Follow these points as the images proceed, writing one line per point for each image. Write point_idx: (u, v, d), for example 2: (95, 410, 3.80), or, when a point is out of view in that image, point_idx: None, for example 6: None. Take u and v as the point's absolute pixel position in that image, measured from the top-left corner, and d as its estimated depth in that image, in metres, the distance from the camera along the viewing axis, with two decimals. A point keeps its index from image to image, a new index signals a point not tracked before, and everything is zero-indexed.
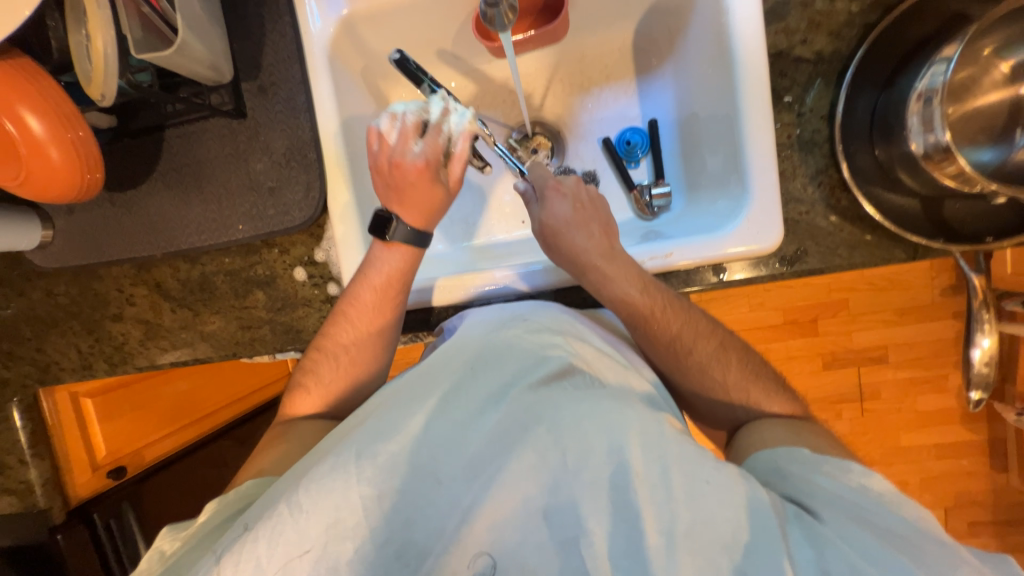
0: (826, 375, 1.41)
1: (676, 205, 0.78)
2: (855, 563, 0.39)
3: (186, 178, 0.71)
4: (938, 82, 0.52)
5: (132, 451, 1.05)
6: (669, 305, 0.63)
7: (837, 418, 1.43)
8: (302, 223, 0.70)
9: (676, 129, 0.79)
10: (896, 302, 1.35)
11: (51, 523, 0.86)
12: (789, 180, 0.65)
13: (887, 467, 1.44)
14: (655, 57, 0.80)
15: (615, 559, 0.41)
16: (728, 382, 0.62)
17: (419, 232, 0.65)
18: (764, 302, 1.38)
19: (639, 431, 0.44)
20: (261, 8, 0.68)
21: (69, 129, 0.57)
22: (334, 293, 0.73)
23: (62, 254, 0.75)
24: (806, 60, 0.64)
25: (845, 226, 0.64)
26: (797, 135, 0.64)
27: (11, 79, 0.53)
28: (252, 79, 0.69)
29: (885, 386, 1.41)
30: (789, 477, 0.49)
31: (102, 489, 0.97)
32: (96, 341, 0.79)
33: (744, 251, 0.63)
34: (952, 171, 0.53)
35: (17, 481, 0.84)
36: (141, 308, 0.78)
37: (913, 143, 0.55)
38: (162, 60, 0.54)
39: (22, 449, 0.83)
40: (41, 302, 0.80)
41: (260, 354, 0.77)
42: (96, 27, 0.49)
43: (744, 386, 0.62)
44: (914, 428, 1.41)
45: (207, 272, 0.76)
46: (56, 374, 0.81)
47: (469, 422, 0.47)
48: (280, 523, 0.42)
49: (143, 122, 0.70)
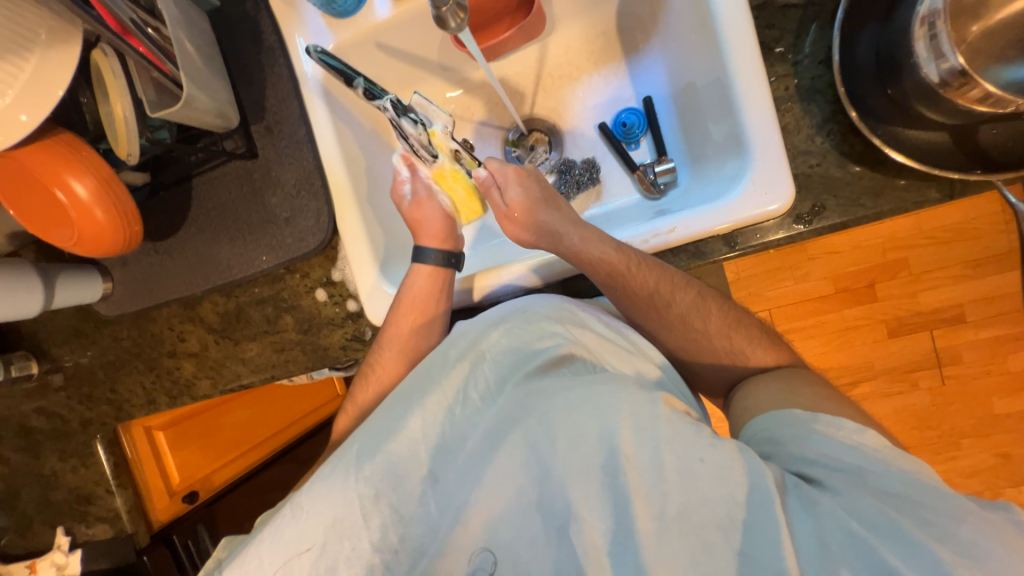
0: (892, 344, 1.29)
1: (682, 179, 0.76)
2: (853, 531, 0.40)
3: (215, 219, 0.78)
4: (940, 1, 0.47)
5: (202, 477, 1.17)
6: (644, 261, 0.61)
7: (913, 390, 1.29)
8: (316, 247, 0.75)
9: (672, 102, 0.77)
10: (963, 253, 1.22)
11: (139, 545, 0.94)
12: (793, 133, 0.61)
13: (982, 440, 1.28)
14: (640, 34, 0.78)
15: (608, 546, 0.43)
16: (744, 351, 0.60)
17: (449, 253, 0.71)
18: (809, 272, 1.28)
19: (631, 413, 0.45)
20: (260, 55, 0.74)
21: (109, 191, 0.64)
22: (354, 308, 0.77)
23: (122, 302, 0.84)
24: (794, 6, 0.61)
25: (866, 172, 0.59)
26: (796, 85, 0.61)
27: (59, 154, 0.61)
28: (259, 121, 0.75)
29: (965, 349, 1.26)
30: (784, 445, 0.49)
31: (180, 512, 1.08)
32: (157, 377, 0.88)
33: (752, 215, 0.59)
34: (977, 96, 0.48)
35: (107, 509, 0.93)
36: (190, 343, 0.85)
37: (926, 72, 0.50)
38: (173, 116, 0.60)
39: (109, 479, 0.92)
40: (110, 348, 0.89)
41: (295, 374, 0.82)
42: (116, 96, 0.57)
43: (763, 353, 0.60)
44: (1008, 392, 1.26)
45: (241, 303, 0.82)
46: (127, 411, 0.91)
47: (469, 417, 0.52)
48: (283, 523, 0.47)
49: (173, 175, 0.77)
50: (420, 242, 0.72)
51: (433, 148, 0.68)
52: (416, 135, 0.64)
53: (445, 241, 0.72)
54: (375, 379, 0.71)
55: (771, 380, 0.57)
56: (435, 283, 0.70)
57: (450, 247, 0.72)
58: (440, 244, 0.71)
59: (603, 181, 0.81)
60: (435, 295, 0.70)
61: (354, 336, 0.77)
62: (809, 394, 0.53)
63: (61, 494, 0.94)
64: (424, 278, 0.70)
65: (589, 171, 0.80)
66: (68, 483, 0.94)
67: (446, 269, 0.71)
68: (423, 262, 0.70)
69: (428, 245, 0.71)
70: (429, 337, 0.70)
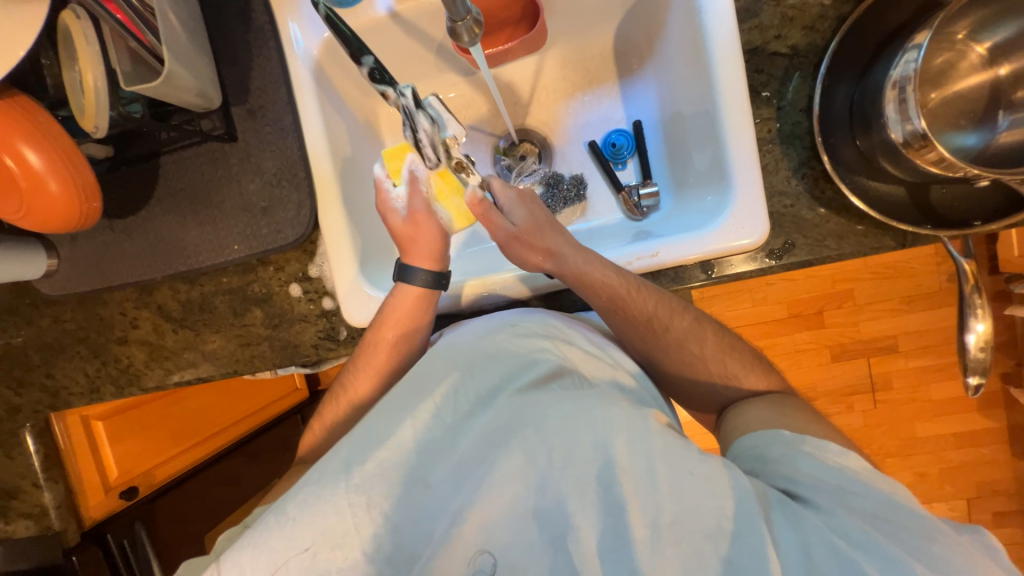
0: (835, 368, 1.39)
1: (664, 204, 0.78)
2: (836, 544, 0.43)
3: (183, 201, 0.74)
4: (912, 69, 0.52)
5: (143, 471, 1.05)
6: (643, 286, 0.63)
7: (849, 411, 1.41)
8: (295, 240, 0.72)
9: (660, 128, 0.80)
10: (902, 290, 1.34)
11: (67, 545, 0.88)
12: (772, 173, 0.65)
13: (904, 459, 1.41)
14: (636, 59, 0.81)
15: (602, 553, 0.45)
16: (708, 373, 0.65)
17: (438, 274, 0.68)
18: (767, 297, 1.37)
19: (625, 428, 0.48)
20: (247, 34, 0.71)
21: (67, 163, 0.59)
22: (330, 306, 0.75)
23: (68, 281, 0.78)
24: (781, 54, 0.65)
25: (832, 216, 0.64)
26: (777, 129, 0.65)
27: (11, 118, 0.56)
28: (241, 103, 0.71)
29: (895, 376, 1.38)
30: (772, 463, 0.52)
31: (116, 510, 0.98)
32: (103, 364, 0.82)
33: (731, 247, 0.63)
34: (933, 158, 0.53)
35: (32, 504, 0.87)
36: (144, 330, 0.80)
37: (893, 131, 0.55)
38: (151, 92, 0.56)
39: (36, 472, 0.86)
40: (49, 329, 0.82)
41: (261, 370, 0.78)
42: (87, 64, 0.53)
43: (722, 375, 0.65)
44: (929, 418, 1.39)
45: (206, 292, 0.77)
46: (65, 399, 0.83)
47: (459, 426, 0.52)
48: (266, 531, 0.46)
49: (139, 150, 0.72)
50: (410, 261, 0.68)
51: (440, 150, 0.63)
52: (426, 130, 0.61)
53: (436, 261, 0.68)
54: (341, 397, 0.70)
55: (758, 403, 0.61)
56: (419, 307, 0.67)
57: (442, 269, 0.69)
58: (432, 266, 0.68)
59: (589, 198, 0.82)
60: (419, 317, 0.67)
61: (327, 335, 0.75)
62: (786, 419, 0.57)
63: None
64: (409, 301, 0.67)
65: (576, 188, 0.82)
66: None
67: (433, 291, 0.68)
68: (410, 282, 0.67)
69: (418, 265, 0.68)
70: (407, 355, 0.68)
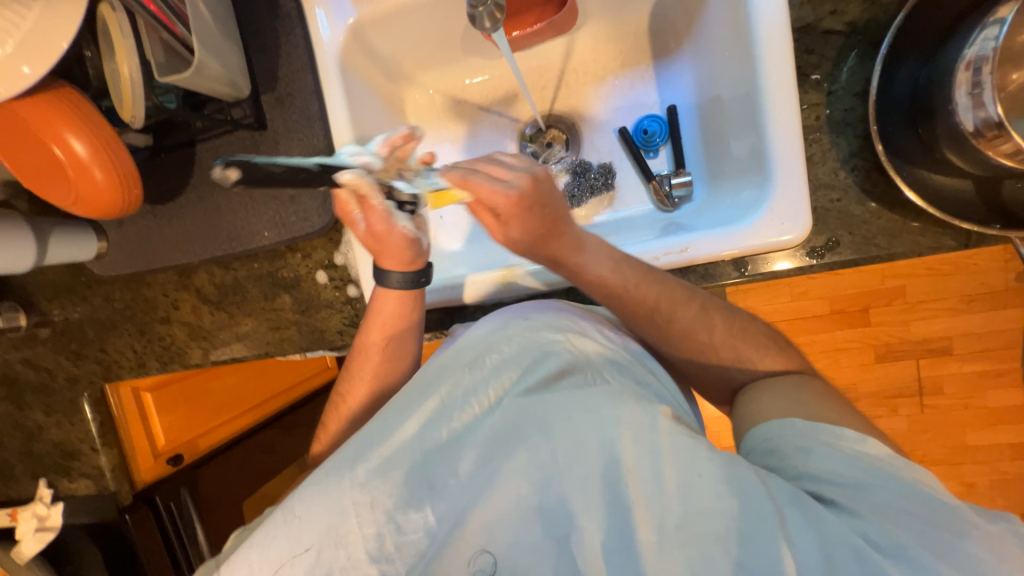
0: (879, 369, 1.31)
1: (698, 195, 0.75)
2: (861, 548, 0.40)
3: (217, 189, 0.76)
4: (990, 48, 0.46)
5: (189, 439, 1.14)
6: (642, 279, 0.60)
7: (893, 415, 1.32)
8: (321, 228, 0.73)
9: (696, 113, 0.75)
10: (961, 288, 1.23)
11: (121, 503, 0.93)
12: (818, 164, 0.60)
13: (952, 467, 1.32)
14: (673, 40, 0.76)
15: (607, 554, 0.45)
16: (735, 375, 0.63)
17: (415, 273, 0.66)
18: (807, 292, 1.29)
19: (631, 426, 0.47)
20: (275, 21, 0.71)
21: (109, 151, 0.61)
22: (354, 294, 0.76)
23: (117, 263, 0.82)
24: (836, 32, 0.59)
25: (884, 212, 0.59)
26: (827, 116, 0.59)
27: (58, 109, 0.59)
28: (270, 92, 0.72)
29: (947, 380, 1.28)
30: (787, 457, 0.49)
31: (164, 474, 1.06)
32: (148, 341, 0.87)
33: (768, 244, 0.59)
34: (1008, 150, 0.47)
35: (91, 466, 0.92)
36: (184, 311, 0.84)
37: (963, 119, 0.49)
38: (182, 82, 0.57)
39: (93, 438, 0.91)
40: (102, 307, 0.88)
41: (289, 353, 0.81)
42: (122, 55, 0.54)
43: None
44: (983, 427, 1.29)
45: (239, 277, 0.81)
46: (117, 372, 0.90)
47: (463, 422, 0.51)
48: (277, 528, 0.49)
49: (176, 139, 0.75)
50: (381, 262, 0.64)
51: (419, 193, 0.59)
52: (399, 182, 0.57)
53: (404, 262, 0.64)
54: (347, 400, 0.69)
55: (769, 386, 0.58)
56: (403, 302, 0.67)
57: (416, 267, 0.66)
58: (404, 268, 0.65)
59: (618, 187, 0.79)
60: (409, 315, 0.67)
61: (351, 322, 0.77)
62: (808, 404, 0.53)
63: (44, 447, 0.93)
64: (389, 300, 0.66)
65: (604, 177, 0.78)
66: (52, 438, 0.93)
67: (416, 288, 0.66)
68: (385, 287, 0.65)
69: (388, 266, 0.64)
70: (401, 350, 0.68)
